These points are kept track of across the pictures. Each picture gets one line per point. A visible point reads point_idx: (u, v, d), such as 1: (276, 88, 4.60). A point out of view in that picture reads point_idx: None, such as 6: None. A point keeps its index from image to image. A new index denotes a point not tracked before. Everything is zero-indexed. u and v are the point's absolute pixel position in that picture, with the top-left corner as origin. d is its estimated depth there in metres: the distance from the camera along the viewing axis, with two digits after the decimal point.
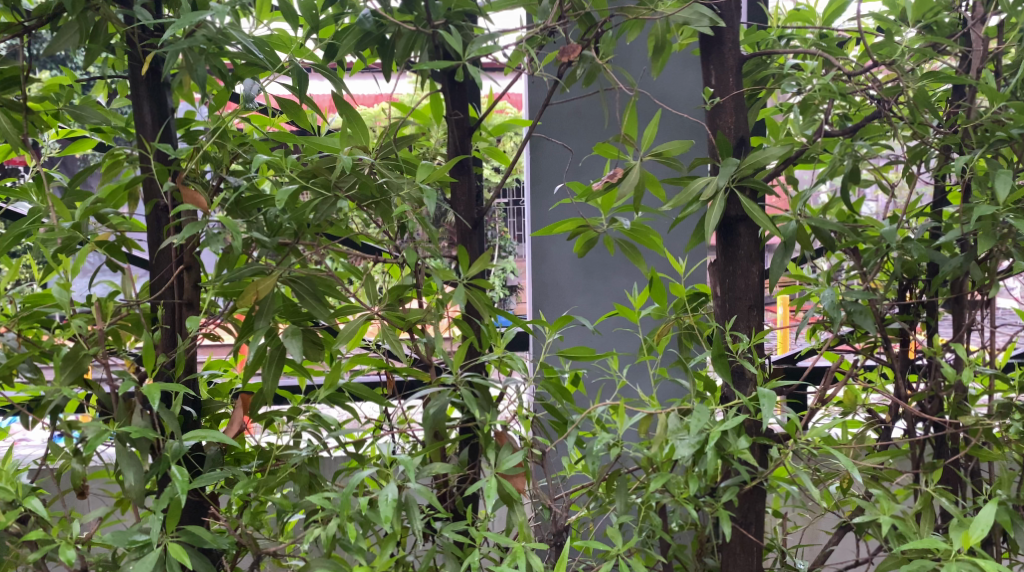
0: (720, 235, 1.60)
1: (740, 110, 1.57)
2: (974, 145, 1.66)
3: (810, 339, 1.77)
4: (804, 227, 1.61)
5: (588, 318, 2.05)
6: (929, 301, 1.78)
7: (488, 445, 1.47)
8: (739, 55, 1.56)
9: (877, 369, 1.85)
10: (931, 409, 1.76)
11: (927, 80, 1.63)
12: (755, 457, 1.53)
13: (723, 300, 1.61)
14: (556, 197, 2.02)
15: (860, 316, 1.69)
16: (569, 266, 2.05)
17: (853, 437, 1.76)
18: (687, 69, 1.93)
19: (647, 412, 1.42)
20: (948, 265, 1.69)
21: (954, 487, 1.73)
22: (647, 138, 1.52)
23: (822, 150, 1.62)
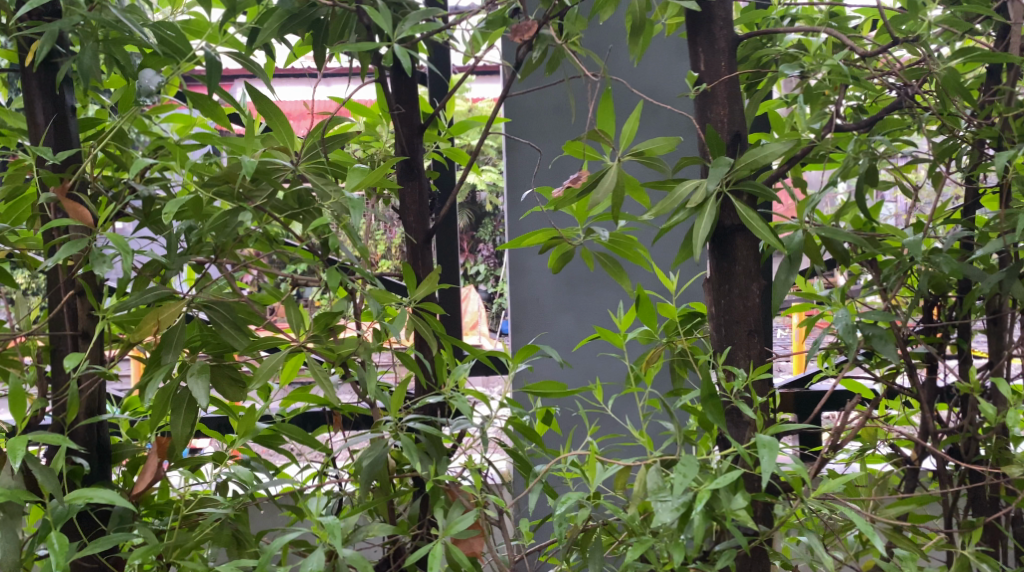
0: (713, 247, 1.38)
1: (734, 98, 1.38)
2: (1014, 138, 1.51)
3: (824, 366, 1.55)
4: (813, 235, 1.41)
5: (569, 338, 1.91)
6: (961, 320, 1.58)
7: (438, 500, 1.34)
8: (731, 34, 1.39)
9: (900, 398, 1.61)
10: (963, 450, 1.57)
11: (961, 60, 1.45)
12: (758, 514, 1.35)
13: (718, 323, 1.39)
14: (527, 204, 1.87)
15: (880, 341, 1.47)
16: (548, 282, 1.91)
17: (875, 482, 1.53)
18: (673, 58, 1.89)
19: (625, 463, 1.24)
20: (985, 282, 1.49)
21: (992, 545, 1.55)
22: (626, 137, 1.30)
23: (834, 147, 1.43)
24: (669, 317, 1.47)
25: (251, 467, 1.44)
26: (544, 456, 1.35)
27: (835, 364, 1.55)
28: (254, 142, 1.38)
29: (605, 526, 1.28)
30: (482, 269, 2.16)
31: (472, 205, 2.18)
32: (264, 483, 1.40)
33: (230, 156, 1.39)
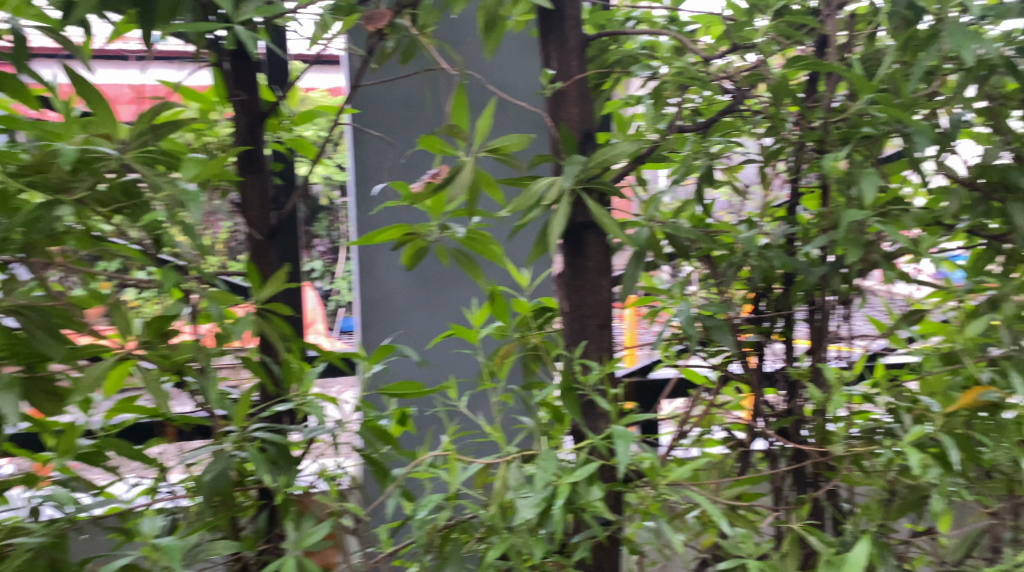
0: (569, 246, 1.72)
1: (581, 99, 1.77)
2: (834, 142, 1.65)
3: (662, 354, 1.64)
4: (656, 233, 1.61)
5: (422, 335, 2.07)
6: (788, 310, 1.66)
7: (288, 511, 1.51)
8: (578, 35, 1.76)
9: (733, 385, 1.71)
10: (790, 432, 1.67)
11: (790, 68, 1.65)
12: (611, 503, 1.64)
13: (573, 318, 1.72)
14: (379, 198, 2.06)
15: (718, 331, 1.60)
16: (401, 280, 2.05)
17: (713, 466, 1.65)
18: (521, 54, 2.07)
19: (485, 461, 1.55)
20: (811, 275, 1.61)
21: (818, 519, 1.68)
22: (476, 135, 1.62)
23: (674, 146, 1.69)
24: (523, 312, 1.73)
25: (68, 490, 1.52)
26: (399, 457, 1.61)
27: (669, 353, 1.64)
28: (73, 129, 1.41)
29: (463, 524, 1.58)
30: (316, 265, 2.12)
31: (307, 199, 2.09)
32: (84, 507, 1.50)
33: (42, 143, 1.41)
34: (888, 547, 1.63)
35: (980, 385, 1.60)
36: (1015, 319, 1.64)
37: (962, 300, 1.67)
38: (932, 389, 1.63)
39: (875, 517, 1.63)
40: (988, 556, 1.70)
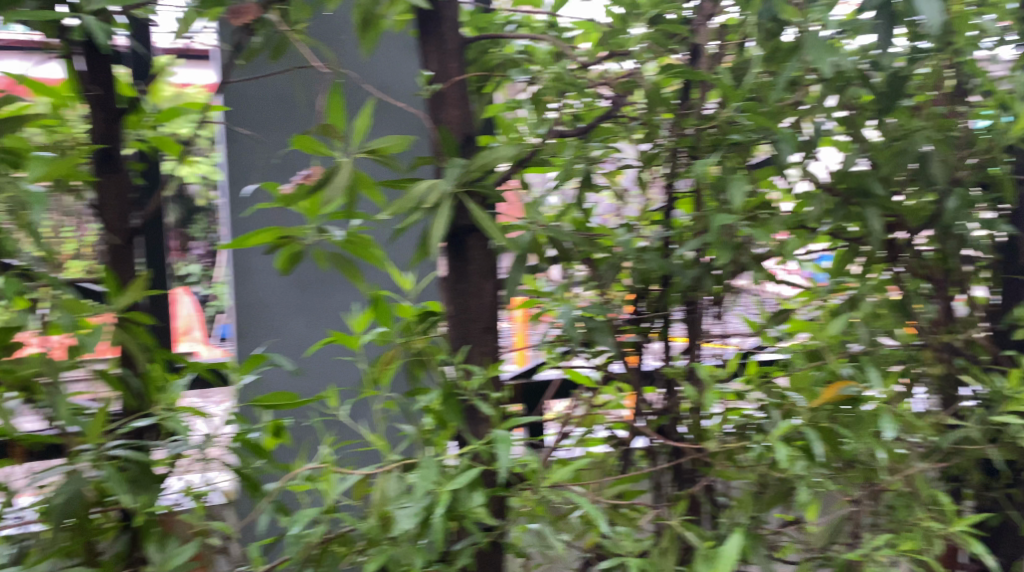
0: (451, 250, 1.80)
1: (461, 101, 1.79)
2: (706, 148, 1.76)
3: (548, 355, 1.77)
4: (539, 235, 1.70)
5: (301, 339, 2.09)
6: (665, 310, 1.77)
7: (151, 532, 1.62)
8: (458, 38, 1.79)
9: (613, 383, 1.80)
10: (668, 430, 1.80)
11: (664, 76, 1.75)
12: (493, 509, 1.76)
13: (457, 320, 1.80)
14: (253, 200, 2.05)
15: (600, 333, 1.69)
16: (278, 285, 2.08)
17: (595, 466, 1.78)
18: (402, 55, 2.10)
19: (364, 473, 1.70)
20: (685, 277, 1.72)
21: (694, 515, 1.80)
22: (357, 133, 1.68)
23: (553, 152, 1.76)
24: (406, 317, 1.77)
25: None
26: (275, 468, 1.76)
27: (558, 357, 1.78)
28: None
29: (344, 534, 1.73)
30: (193, 269, 2.06)
31: (182, 201, 2.04)
32: None
33: None
34: (761, 538, 1.73)
35: (841, 380, 1.66)
36: (873, 317, 1.70)
37: (824, 298, 1.73)
38: (799, 384, 1.69)
39: (748, 510, 1.72)
40: (848, 541, 1.77)
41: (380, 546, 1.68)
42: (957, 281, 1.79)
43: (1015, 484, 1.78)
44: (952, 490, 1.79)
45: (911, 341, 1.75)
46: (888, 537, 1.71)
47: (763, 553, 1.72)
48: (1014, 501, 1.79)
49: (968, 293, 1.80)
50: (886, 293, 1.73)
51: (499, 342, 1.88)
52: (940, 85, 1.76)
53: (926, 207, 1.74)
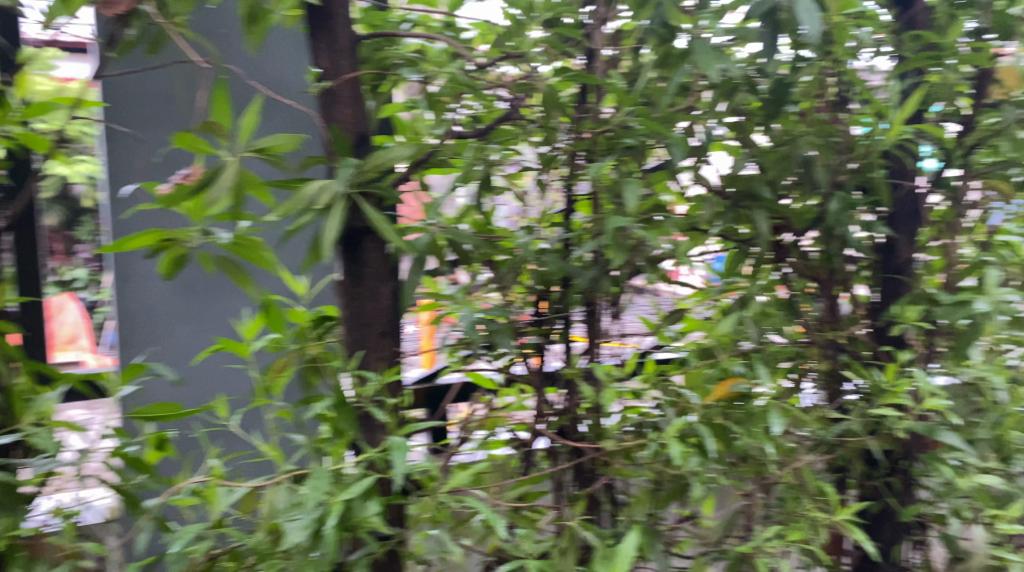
0: (347, 254, 1.83)
1: (354, 100, 1.79)
2: (602, 152, 1.81)
3: (449, 358, 1.84)
4: (437, 237, 1.75)
5: (189, 344, 2.22)
6: (565, 309, 1.86)
7: (16, 555, 1.64)
8: (352, 38, 1.80)
9: (517, 385, 1.89)
10: (568, 429, 1.89)
11: (559, 79, 1.78)
12: (392, 515, 1.77)
13: (352, 325, 1.84)
14: (135, 198, 2.12)
15: (500, 335, 1.77)
16: (162, 292, 2.20)
17: (496, 468, 1.85)
18: (290, 55, 2.17)
19: (252, 485, 1.71)
20: (582, 278, 1.80)
21: (593, 514, 1.87)
22: (244, 133, 1.66)
23: (451, 153, 1.81)
24: (300, 322, 1.80)
25: None
26: (158, 483, 1.73)
27: (460, 357, 1.85)
28: None
29: (232, 549, 1.73)
30: (79, 274, 2.21)
31: (66, 201, 2.20)
32: None
33: None
34: (658, 535, 1.82)
35: (731, 377, 1.77)
36: (762, 316, 1.79)
37: (717, 298, 1.82)
38: (693, 381, 1.76)
39: (645, 508, 1.81)
40: (742, 535, 1.86)
41: (273, 558, 1.70)
42: (840, 281, 1.88)
43: (894, 472, 1.88)
44: (837, 480, 1.90)
45: (797, 339, 1.85)
46: (777, 529, 1.80)
47: (661, 550, 1.80)
48: (893, 488, 1.89)
49: (850, 292, 1.90)
50: (774, 293, 1.83)
51: (409, 345, 2.03)
52: (823, 92, 1.84)
53: (811, 210, 1.82)
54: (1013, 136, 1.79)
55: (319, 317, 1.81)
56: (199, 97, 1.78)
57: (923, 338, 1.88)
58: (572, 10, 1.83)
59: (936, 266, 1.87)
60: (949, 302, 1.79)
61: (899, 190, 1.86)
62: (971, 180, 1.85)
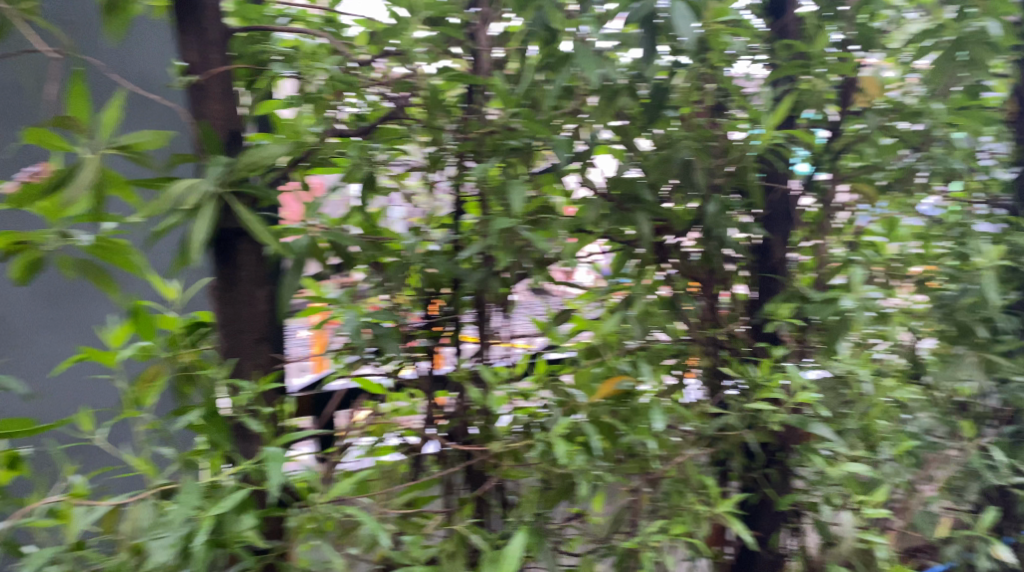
0: (219, 256, 1.85)
1: (224, 95, 1.84)
2: (487, 153, 2.01)
3: (337, 364, 2.06)
4: (319, 242, 1.93)
5: (48, 350, 2.33)
6: (454, 312, 2.05)
7: None
8: (223, 32, 1.85)
9: (406, 390, 2.09)
10: (457, 433, 2.07)
11: (441, 78, 2.01)
12: (271, 529, 1.84)
13: (225, 329, 1.87)
14: None
15: (386, 339, 1.99)
16: (22, 301, 2.30)
17: (384, 476, 2.03)
18: (155, 55, 2.35)
19: (110, 504, 1.75)
20: (470, 280, 1.99)
21: (480, 517, 2.04)
22: (105, 126, 1.64)
23: (331, 152, 2.01)
24: (170, 332, 1.86)
25: None
26: (8, 507, 1.75)
27: (348, 364, 2.07)
28: None
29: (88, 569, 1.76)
30: None
31: None
32: None
33: None
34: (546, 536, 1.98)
35: (617, 375, 1.89)
36: (646, 315, 1.92)
37: (604, 298, 1.97)
38: (580, 380, 1.89)
39: (532, 510, 1.97)
40: (628, 530, 1.99)
41: None
42: (720, 281, 2.00)
43: (771, 464, 2.00)
44: (719, 473, 2.01)
45: (681, 336, 1.97)
46: (661, 524, 1.94)
47: (546, 549, 1.97)
48: (771, 480, 2.01)
49: (730, 290, 2.01)
50: (657, 293, 1.95)
51: (286, 350, 2.19)
52: (702, 98, 1.95)
53: (690, 212, 1.96)
54: (876, 141, 1.92)
55: (191, 325, 1.88)
56: (52, 88, 1.68)
57: (796, 335, 1.98)
58: (457, 10, 2.03)
59: (808, 265, 1.99)
60: (818, 300, 1.91)
61: (772, 194, 1.99)
62: (839, 183, 1.97)
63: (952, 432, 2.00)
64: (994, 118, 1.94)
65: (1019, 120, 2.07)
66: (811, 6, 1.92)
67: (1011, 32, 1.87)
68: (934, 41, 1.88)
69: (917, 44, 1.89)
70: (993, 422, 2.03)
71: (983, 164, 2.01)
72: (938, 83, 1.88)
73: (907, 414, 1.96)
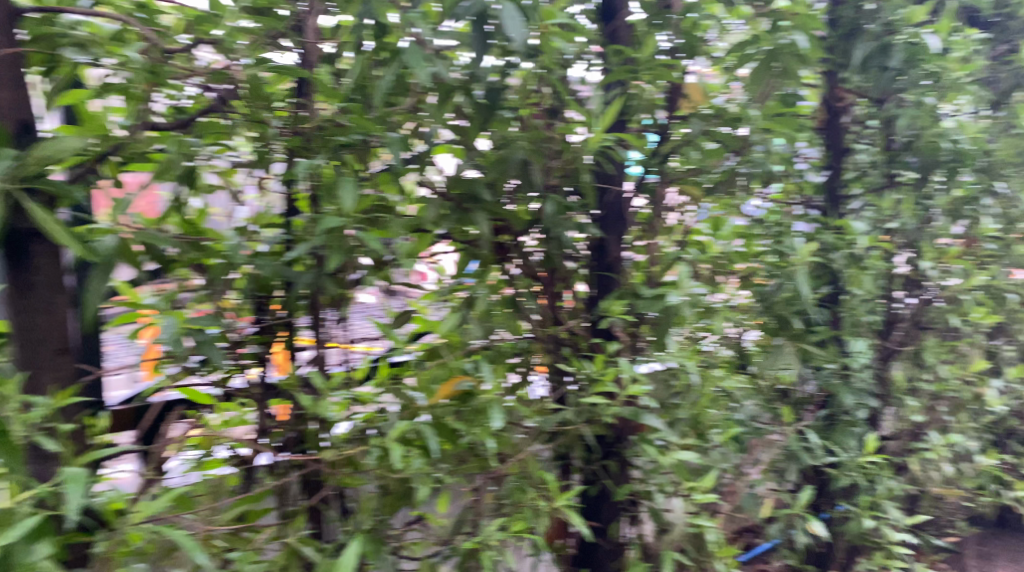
0: (12, 262, 1.82)
1: (14, 85, 1.89)
2: (315, 149, 2.05)
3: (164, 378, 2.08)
4: (125, 242, 1.92)
5: None
6: (288, 317, 2.12)
7: None
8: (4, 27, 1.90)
9: (237, 399, 2.14)
10: (293, 441, 2.14)
11: (256, 70, 2.03)
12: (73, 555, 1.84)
13: (22, 339, 1.83)
14: None
15: (208, 346, 2.00)
16: None
17: (211, 490, 2.07)
18: None
19: None
20: (300, 282, 2.04)
21: (314, 526, 2.12)
22: None
23: (143, 147, 1.99)
24: None
25: None
26: None
27: (172, 375, 2.09)
28: None
29: None
30: None
31: None
32: None
33: None
34: (383, 541, 2.05)
35: (457, 377, 2.00)
36: (487, 315, 2.04)
37: (446, 297, 2.07)
38: (420, 383, 1.99)
39: (369, 517, 2.03)
40: (469, 531, 2.08)
41: None
42: (561, 279, 2.14)
43: (609, 457, 2.13)
44: (561, 467, 2.13)
45: (523, 334, 2.11)
46: (500, 522, 2.05)
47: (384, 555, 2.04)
48: (609, 471, 2.14)
49: (572, 288, 2.16)
50: (501, 293, 2.07)
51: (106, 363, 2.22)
52: (540, 101, 2.07)
53: (528, 212, 2.08)
54: (700, 146, 2.10)
55: None
56: None
57: (629, 331, 2.08)
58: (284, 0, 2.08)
59: (641, 263, 2.13)
60: (649, 296, 2.02)
61: (607, 195, 2.14)
62: (667, 185, 2.16)
63: (774, 418, 2.25)
64: (805, 125, 2.21)
65: (827, 127, 2.35)
66: (640, 14, 2.08)
67: (818, 44, 2.01)
68: (754, 50, 2.01)
69: (737, 53, 2.02)
70: (810, 407, 2.32)
71: (798, 168, 2.32)
72: (755, 90, 2.04)
73: (737, 403, 2.19)
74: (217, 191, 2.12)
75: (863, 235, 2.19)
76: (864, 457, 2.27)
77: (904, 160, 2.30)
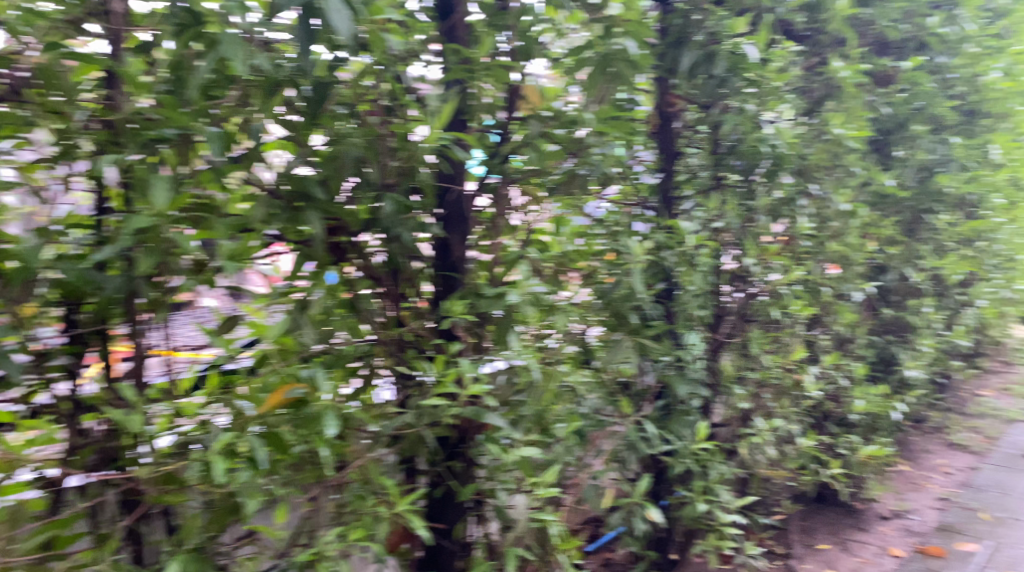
0: None
1: None
2: (122, 141, 2.10)
3: None
4: None
5: None
6: (100, 325, 2.15)
7: None
8: None
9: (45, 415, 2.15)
10: (111, 457, 2.18)
11: (51, 54, 2.07)
12: None
13: None
14: None
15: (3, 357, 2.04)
16: None
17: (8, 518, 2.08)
18: None
19: None
20: (108, 285, 2.09)
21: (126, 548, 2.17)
22: None
23: None
24: None
25: None
26: None
27: None
28: None
29: None
30: None
31: None
32: None
33: None
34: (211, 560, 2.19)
35: (288, 384, 2.15)
36: (319, 320, 2.23)
37: (280, 300, 2.22)
38: (249, 393, 2.14)
39: (192, 537, 2.17)
40: (305, 542, 2.27)
41: None
42: (407, 280, 2.38)
43: (454, 458, 2.43)
44: (408, 471, 2.39)
45: (365, 337, 2.33)
46: (339, 531, 2.25)
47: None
48: (454, 472, 2.44)
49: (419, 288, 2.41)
50: (340, 296, 2.27)
51: None
52: (375, 100, 2.27)
53: (364, 211, 2.27)
54: (539, 146, 2.44)
55: None
56: None
57: (470, 330, 2.40)
58: None
59: (486, 261, 2.45)
60: (490, 295, 2.36)
61: (449, 195, 2.43)
62: (509, 186, 2.48)
63: (617, 409, 2.74)
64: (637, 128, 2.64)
65: (661, 131, 2.88)
66: (478, 15, 2.43)
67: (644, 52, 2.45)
68: (589, 54, 2.44)
69: (576, 57, 2.45)
70: (647, 398, 2.84)
71: (636, 171, 2.75)
72: (593, 93, 2.45)
73: (581, 396, 2.61)
74: (15, 188, 2.05)
75: (688, 234, 2.78)
76: (697, 444, 2.83)
77: (730, 164, 2.86)
